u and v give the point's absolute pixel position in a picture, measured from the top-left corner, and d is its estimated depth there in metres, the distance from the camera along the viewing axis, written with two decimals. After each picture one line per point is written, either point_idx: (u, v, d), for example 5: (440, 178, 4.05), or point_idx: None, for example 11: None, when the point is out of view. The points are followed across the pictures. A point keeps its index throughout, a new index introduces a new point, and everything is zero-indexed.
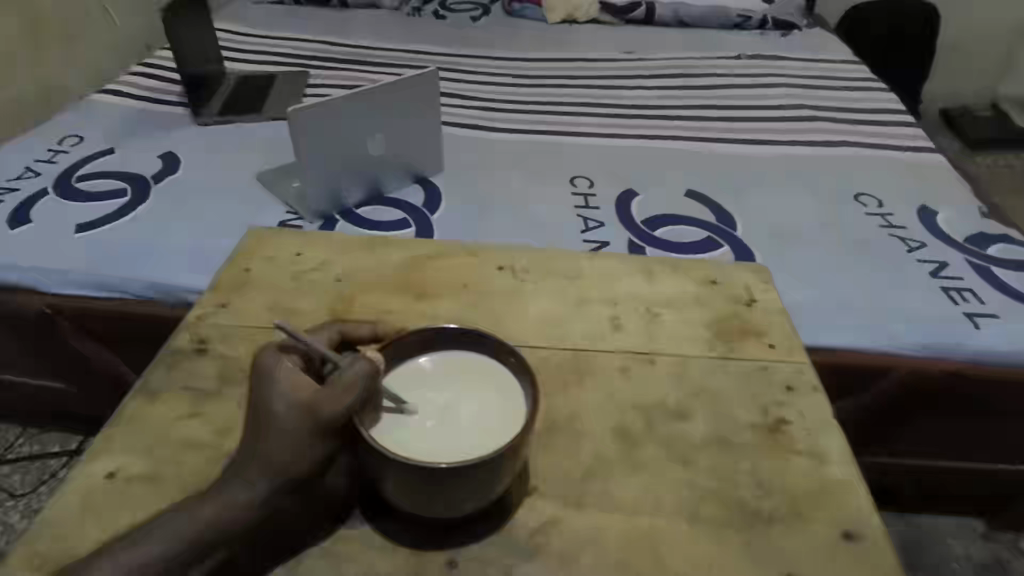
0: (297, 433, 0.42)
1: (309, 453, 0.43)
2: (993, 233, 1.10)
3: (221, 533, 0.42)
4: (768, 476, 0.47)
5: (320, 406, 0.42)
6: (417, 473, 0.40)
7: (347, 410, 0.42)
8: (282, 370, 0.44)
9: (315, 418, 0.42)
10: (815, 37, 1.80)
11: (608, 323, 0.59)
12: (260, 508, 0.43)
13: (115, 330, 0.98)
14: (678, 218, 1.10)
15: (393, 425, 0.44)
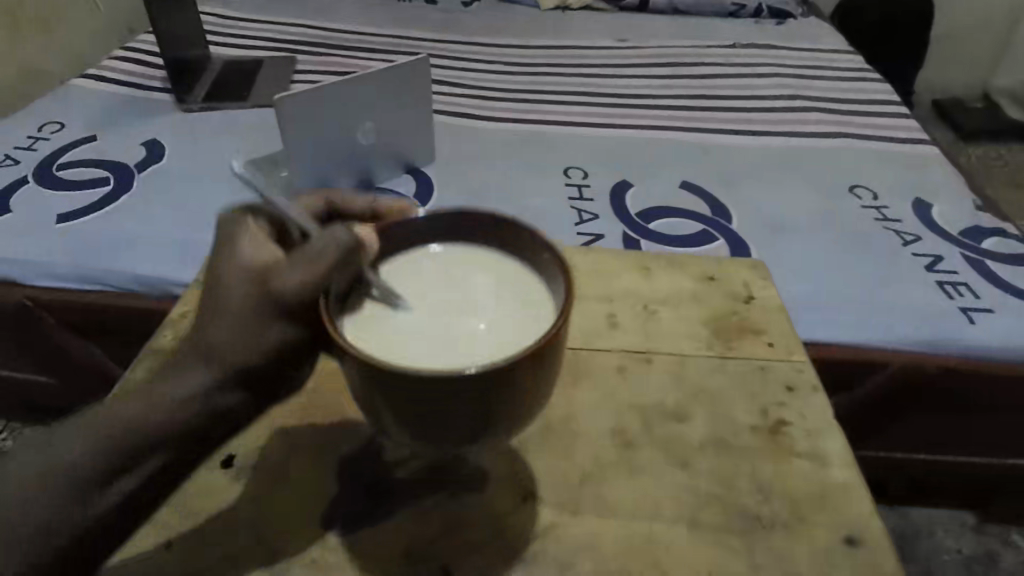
0: (255, 307, 0.40)
1: (267, 334, 0.40)
2: (988, 226, 1.09)
3: (153, 433, 0.39)
4: (768, 479, 0.46)
5: (284, 279, 0.40)
6: (422, 396, 0.37)
7: (311, 283, 0.40)
8: (248, 245, 0.42)
9: (276, 292, 0.40)
10: (810, 26, 1.78)
11: (605, 321, 0.58)
12: (198, 405, 0.40)
13: (95, 323, 0.95)
14: (672, 211, 1.09)
15: (379, 319, 0.44)
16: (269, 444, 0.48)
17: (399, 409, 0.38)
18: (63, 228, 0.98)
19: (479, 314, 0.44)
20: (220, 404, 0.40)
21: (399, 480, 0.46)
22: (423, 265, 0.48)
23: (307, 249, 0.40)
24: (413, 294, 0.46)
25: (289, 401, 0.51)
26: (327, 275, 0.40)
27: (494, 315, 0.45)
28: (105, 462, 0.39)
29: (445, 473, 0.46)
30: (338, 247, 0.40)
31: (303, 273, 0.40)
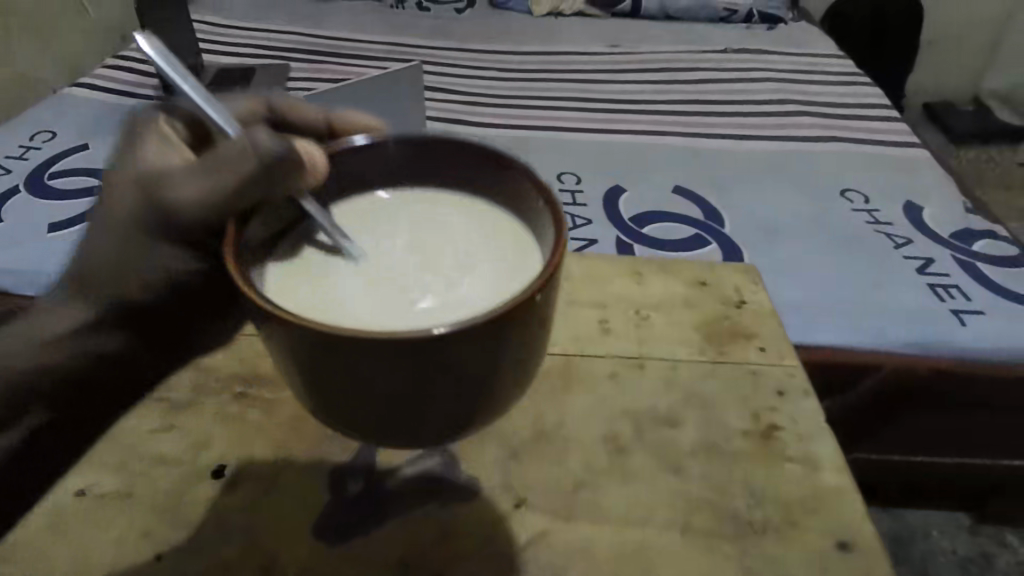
0: (141, 219, 0.39)
1: (155, 256, 0.40)
2: (979, 229, 1.10)
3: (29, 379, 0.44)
4: (761, 483, 0.46)
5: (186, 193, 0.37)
6: (390, 362, 0.31)
7: (207, 201, 0.36)
8: (150, 154, 0.40)
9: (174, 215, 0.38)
10: (801, 30, 1.80)
11: (596, 327, 0.58)
12: (67, 352, 0.43)
13: None
14: (665, 215, 1.09)
15: (331, 266, 0.39)
16: (260, 455, 0.48)
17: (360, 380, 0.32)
18: (54, 237, 0.98)
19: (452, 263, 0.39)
20: (97, 345, 0.43)
21: (390, 489, 0.46)
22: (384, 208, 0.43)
23: (215, 155, 0.36)
24: (373, 239, 0.41)
25: (280, 412, 0.50)
26: (245, 190, 0.36)
27: (472, 264, 0.39)
28: None
29: (437, 481, 0.46)
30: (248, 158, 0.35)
31: (196, 190, 0.37)
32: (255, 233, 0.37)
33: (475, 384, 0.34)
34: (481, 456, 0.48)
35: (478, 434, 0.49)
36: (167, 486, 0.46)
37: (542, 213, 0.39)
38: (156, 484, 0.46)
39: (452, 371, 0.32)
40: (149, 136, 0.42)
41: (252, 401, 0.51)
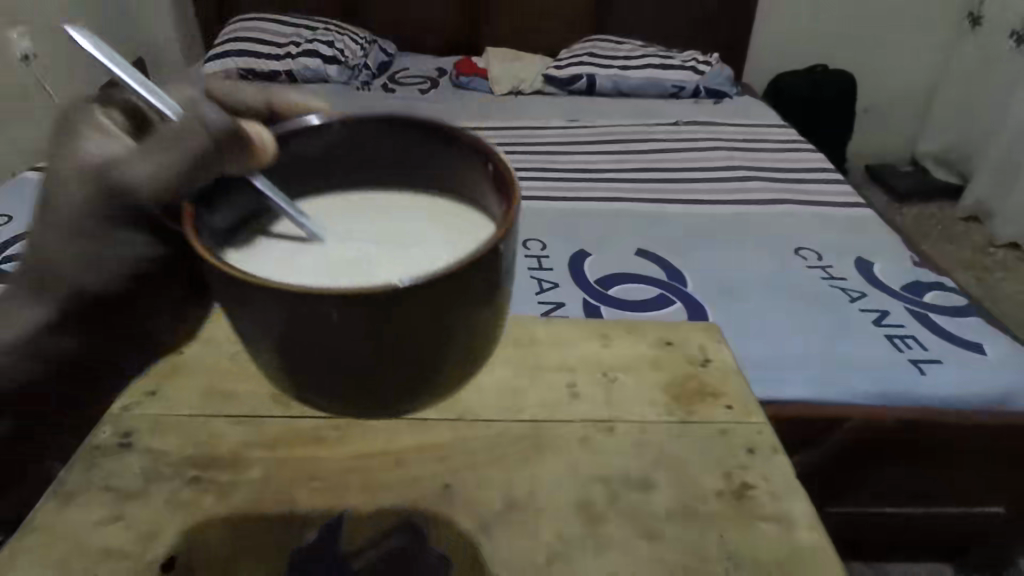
0: (95, 206, 0.36)
1: (122, 242, 0.37)
2: (928, 280, 1.15)
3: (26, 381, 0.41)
4: (735, 546, 0.45)
5: (142, 170, 0.35)
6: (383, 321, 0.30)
7: (142, 190, 0.35)
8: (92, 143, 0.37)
9: (126, 181, 0.35)
10: (744, 104, 1.92)
11: (565, 391, 0.57)
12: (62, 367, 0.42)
13: None
14: (631, 277, 1.11)
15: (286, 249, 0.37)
16: (214, 544, 0.45)
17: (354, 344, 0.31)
18: None
19: (386, 233, 0.38)
20: (60, 347, 0.41)
21: None
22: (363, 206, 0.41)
23: (171, 134, 0.34)
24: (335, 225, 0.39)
25: (237, 497, 0.47)
26: (189, 172, 0.35)
27: (416, 236, 0.38)
28: None
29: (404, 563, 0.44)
30: (211, 144, 0.34)
31: (169, 161, 0.34)
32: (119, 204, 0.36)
33: (443, 340, 0.33)
34: (450, 532, 0.46)
35: (446, 508, 0.47)
36: None
37: (489, 193, 0.38)
38: None
39: (416, 326, 0.31)
40: (86, 121, 0.37)
41: (206, 485, 0.48)
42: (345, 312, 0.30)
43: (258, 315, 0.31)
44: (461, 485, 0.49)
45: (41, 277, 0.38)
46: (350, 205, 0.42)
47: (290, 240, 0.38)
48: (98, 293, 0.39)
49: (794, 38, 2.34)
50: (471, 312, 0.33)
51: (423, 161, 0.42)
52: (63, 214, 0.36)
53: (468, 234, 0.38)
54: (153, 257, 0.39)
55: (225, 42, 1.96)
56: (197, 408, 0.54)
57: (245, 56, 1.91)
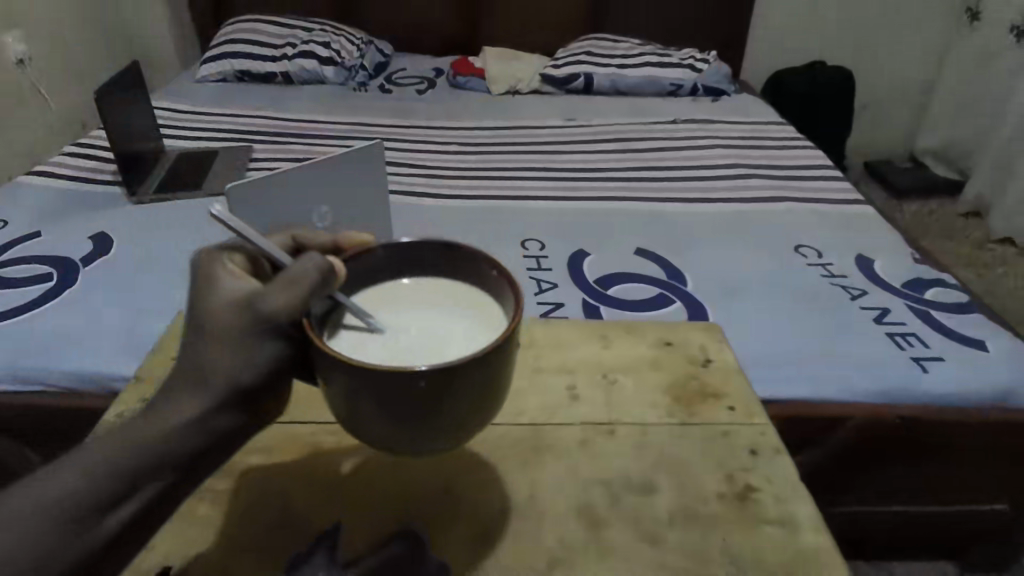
0: (245, 325, 0.40)
1: (260, 351, 0.40)
2: (928, 277, 1.14)
3: (170, 456, 0.38)
4: (740, 550, 0.44)
5: (273, 302, 0.40)
6: (450, 386, 0.39)
7: (287, 310, 0.40)
8: (228, 277, 0.42)
9: (262, 311, 0.40)
10: (743, 101, 1.91)
11: (565, 393, 0.57)
12: (206, 436, 0.39)
13: (44, 425, 0.91)
14: (629, 276, 1.11)
15: (356, 343, 0.44)
16: (208, 554, 0.44)
17: (429, 406, 0.40)
18: (48, 341, 0.93)
19: (426, 323, 0.46)
20: (212, 423, 0.39)
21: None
22: (399, 294, 0.48)
23: (285, 275, 0.40)
24: (390, 316, 0.47)
25: (233, 508, 0.47)
26: (303, 304, 0.40)
27: (449, 324, 0.46)
28: (104, 492, 0.36)
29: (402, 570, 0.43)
30: (317, 278, 0.40)
31: (289, 298, 0.40)
32: (263, 330, 0.40)
33: (471, 404, 0.41)
34: (450, 538, 0.45)
35: (445, 515, 0.47)
36: None
37: (503, 287, 0.46)
38: None
39: (450, 395, 0.40)
40: (216, 266, 0.42)
41: (201, 492, 0.48)
42: (430, 378, 0.38)
43: (355, 388, 0.39)
44: (460, 492, 0.48)
45: (199, 375, 0.39)
46: (391, 296, 0.48)
47: (357, 331, 0.45)
48: (243, 380, 0.40)
49: (792, 33, 2.33)
50: (493, 384, 0.42)
51: (445, 265, 0.49)
52: (216, 333, 0.40)
53: (487, 321, 0.46)
54: (283, 355, 0.41)
55: (221, 44, 1.96)
56: None
57: (241, 58, 1.90)
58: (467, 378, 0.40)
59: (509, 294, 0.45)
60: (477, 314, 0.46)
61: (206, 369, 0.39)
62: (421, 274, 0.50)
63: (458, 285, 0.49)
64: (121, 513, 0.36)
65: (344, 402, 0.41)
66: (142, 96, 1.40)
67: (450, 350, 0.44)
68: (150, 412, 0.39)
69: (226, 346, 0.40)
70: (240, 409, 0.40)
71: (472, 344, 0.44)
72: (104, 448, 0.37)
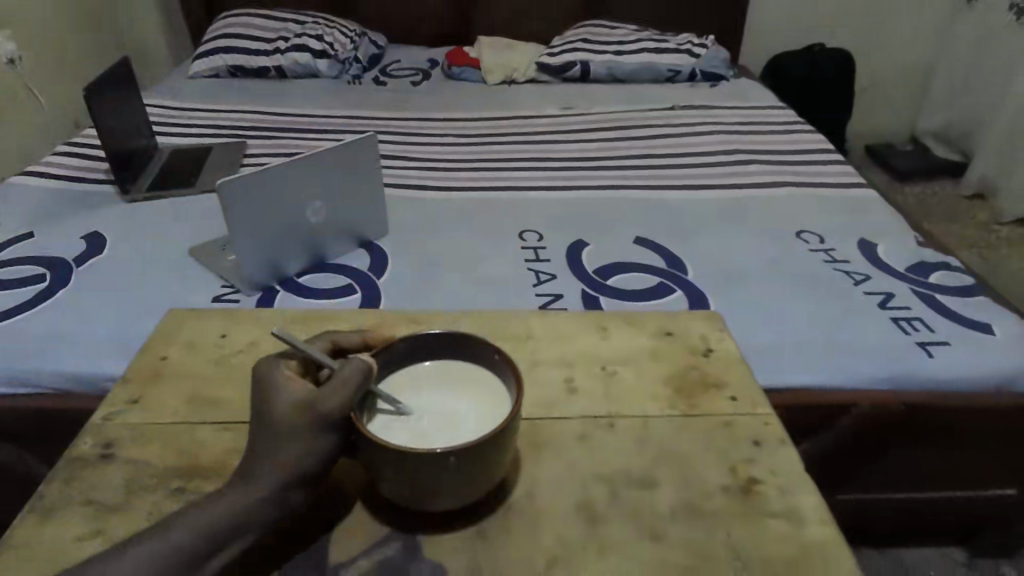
0: (312, 419, 0.43)
1: (323, 440, 0.44)
2: (933, 260, 1.13)
3: (249, 524, 0.42)
4: (744, 546, 0.43)
5: (327, 404, 0.43)
6: (476, 457, 0.42)
7: (344, 408, 0.43)
8: (288, 379, 0.45)
9: (320, 412, 0.43)
10: (742, 86, 1.89)
11: (562, 386, 0.55)
12: (278, 507, 0.43)
13: (42, 428, 0.90)
14: (629, 266, 1.09)
15: (391, 429, 0.45)
16: None
17: (461, 478, 0.43)
18: (42, 343, 0.92)
19: (449, 407, 0.47)
20: (284, 498, 0.43)
21: None
22: (423, 378, 0.49)
23: (335, 380, 0.43)
24: (417, 400, 0.48)
25: None
26: (352, 403, 0.44)
27: (471, 405, 0.47)
28: (194, 557, 0.40)
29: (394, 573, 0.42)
30: (362, 380, 0.43)
31: (339, 401, 0.43)
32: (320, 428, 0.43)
33: (476, 482, 0.44)
34: (444, 540, 0.44)
35: (439, 518, 0.46)
36: None
37: (503, 368, 0.48)
38: None
39: (455, 474, 0.42)
40: (274, 371, 0.45)
41: (189, 495, 0.46)
42: (462, 453, 0.41)
43: (395, 465, 0.42)
44: None
45: (269, 461, 0.43)
46: (416, 381, 0.49)
47: (387, 414, 0.46)
48: (309, 464, 0.43)
49: (791, 16, 2.30)
50: (496, 460, 0.44)
51: (454, 350, 0.50)
52: (282, 425, 0.43)
53: (497, 401, 0.47)
54: (340, 443, 0.45)
55: (213, 39, 1.93)
56: (182, 417, 0.53)
57: (233, 53, 1.88)
58: (488, 446, 0.42)
59: (511, 379, 0.47)
60: (495, 391, 0.48)
61: (275, 454, 0.43)
62: (440, 357, 0.50)
63: (472, 366, 0.50)
64: (212, 565, 0.41)
65: (382, 478, 0.44)
66: (132, 92, 1.38)
67: (477, 427, 0.45)
68: (232, 487, 0.43)
69: (292, 435, 0.43)
70: (305, 487, 0.44)
71: (493, 420, 0.46)
72: (192, 519, 0.41)
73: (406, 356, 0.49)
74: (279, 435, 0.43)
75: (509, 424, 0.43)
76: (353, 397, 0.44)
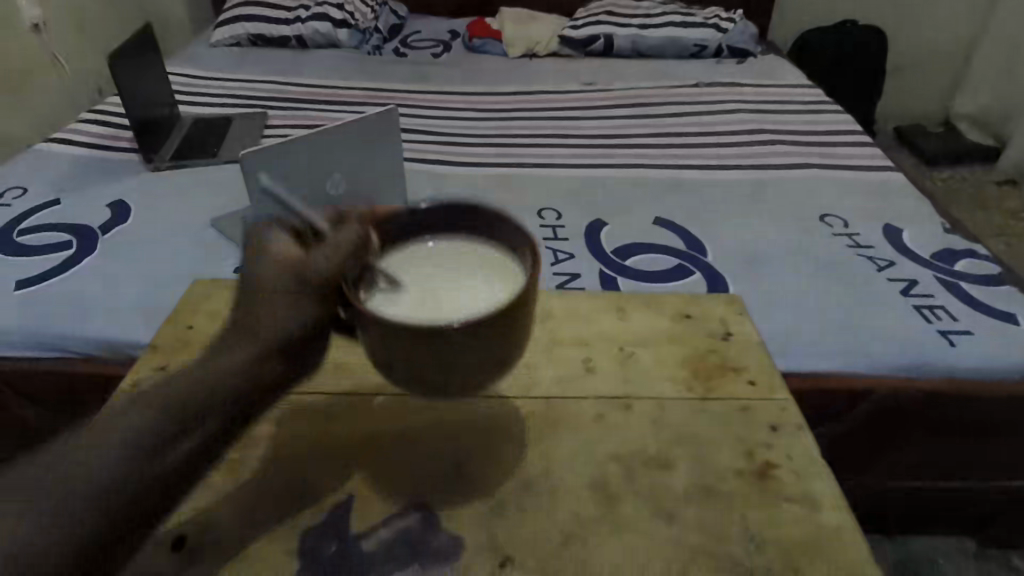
0: (295, 288, 0.44)
1: (306, 310, 0.44)
2: (960, 248, 1.11)
3: (224, 397, 0.42)
4: (757, 529, 0.44)
5: (318, 268, 0.44)
6: (485, 333, 0.42)
7: (334, 271, 0.44)
8: (279, 247, 0.46)
9: (306, 277, 0.44)
10: (770, 63, 1.84)
11: (581, 366, 0.56)
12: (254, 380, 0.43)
13: (69, 391, 0.92)
14: (648, 246, 1.08)
15: (391, 300, 0.46)
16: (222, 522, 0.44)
17: (463, 356, 0.43)
18: (68, 307, 0.94)
19: (451, 279, 0.48)
20: (262, 372, 0.43)
21: (364, 547, 0.43)
22: (430, 257, 0.50)
23: (329, 244, 0.45)
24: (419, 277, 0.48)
25: (242, 475, 0.47)
26: (345, 268, 0.44)
27: (476, 283, 0.48)
28: (167, 431, 0.40)
29: (413, 542, 0.43)
30: (355, 251, 0.45)
31: (330, 263, 0.44)
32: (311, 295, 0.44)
33: (479, 364, 0.44)
34: (461, 512, 0.45)
35: (457, 489, 0.46)
36: None
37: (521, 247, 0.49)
38: None
39: (441, 357, 0.43)
40: (273, 237, 0.46)
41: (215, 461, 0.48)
42: (468, 332, 0.42)
43: (398, 343, 0.42)
44: (475, 467, 0.48)
45: (251, 329, 0.44)
46: (422, 259, 0.50)
47: (387, 289, 0.47)
48: (290, 334, 0.44)
49: None
50: (505, 339, 0.44)
51: (455, 224, 0.52)
52: (270, 296, 0.44)
53: (509, 280, 0.48)
54: (326, 313, 0.45)
55: (234, 7, 1.92)
56: None
57: (255, 22, 1.87)
58: (499, 322, 0.43)
59: (527, 258, 0.47)
60: (506, 270, 0.49)
61: (256, 327, 0.44)
62: (451, 239, 0.52)
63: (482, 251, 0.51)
64: (180, 450, 0.40)
65: (383, 356, 0.44)
66: (155, 61, 1.38)
67: (482, 303, 0.46)
68: (209, 368, 0.43)
69: (276, 307, 0.44)
70: (291, 360, 0.44)
71: (501, 295, 0.47)
72: (168, 397, 0.42)
73: (410, 225, 0.52)
74: (264, 309, 0.45)
75: (523, 299, 0.44)
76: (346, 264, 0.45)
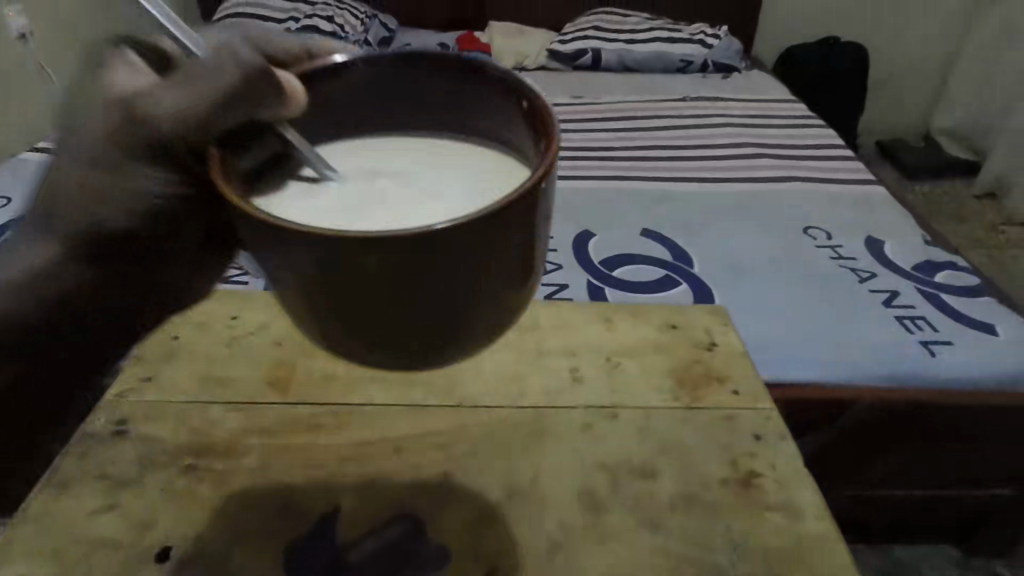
0: (131, 137, 0.35)
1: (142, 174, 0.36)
2: (940, 260, 1.13)
3: None
4: (741, 537, 0.44)
5: (160, 110, 0.34)
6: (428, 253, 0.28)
7: (190, 117, 0.33)
8: (121, 75, 0.36)
9: (146, 118, 0.34)
10: (754, 78, 1.87)
11: (568, 376, 0.56)
12: None
13: None
14: (635, 257, 1.09)
15: (320, 193, 0.34)
16: (206, 532, 0.44)
17: (397, 288, 0.29)
18: None
19: (411, 175, 0.35)
20: None
21: (352, 559, 0.43)
22: (396, 152, 0.38)
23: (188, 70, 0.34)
24: (364, 172, 0.36)
25: (230, 486, 0.47)
26: (209, 114, 0.33)
27: (446, 183, 0.35)
28: None
29: (401, 552, 0.43)
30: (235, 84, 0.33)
31: (180, 98, 0.33)
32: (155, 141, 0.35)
33: (421, 303, 0.30)
34: (449, 522, 0.45)
35: (445, 498, 0.46)
36: (102, 574, 0.41)
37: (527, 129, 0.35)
38: (91, 571, 0.41)
39: (366, 284, 0.29)
40: (118, 63, 0.37)
41: (200, 472, 0.47)
42: (393, 249, 0.28)
43: (296, 262, 0.29)
44: (461, 476, 0.48)
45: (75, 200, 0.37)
46: (387, 153, 0.38)
47: (304, 182, 0.35)
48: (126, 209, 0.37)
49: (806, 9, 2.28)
50: (464, 270, 0.30)
51: (447, 109, 0.39)
52: (99, 146, 0.36)
53: (500, 180, 0.35)
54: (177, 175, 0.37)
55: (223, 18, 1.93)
56: (193, 396, 0.54)
57: None
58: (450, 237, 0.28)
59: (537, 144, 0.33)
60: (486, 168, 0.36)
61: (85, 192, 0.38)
62: (428, 130, 0.40)
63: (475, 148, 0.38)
64: None
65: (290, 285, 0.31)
66: None
67: (449, 212, 0.33)
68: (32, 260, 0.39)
69: (109, 164, 0.36)
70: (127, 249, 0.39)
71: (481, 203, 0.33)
72: None
73: (380, 109, 0.40)
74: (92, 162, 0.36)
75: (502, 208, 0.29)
76: (224, 99, 0.33)
